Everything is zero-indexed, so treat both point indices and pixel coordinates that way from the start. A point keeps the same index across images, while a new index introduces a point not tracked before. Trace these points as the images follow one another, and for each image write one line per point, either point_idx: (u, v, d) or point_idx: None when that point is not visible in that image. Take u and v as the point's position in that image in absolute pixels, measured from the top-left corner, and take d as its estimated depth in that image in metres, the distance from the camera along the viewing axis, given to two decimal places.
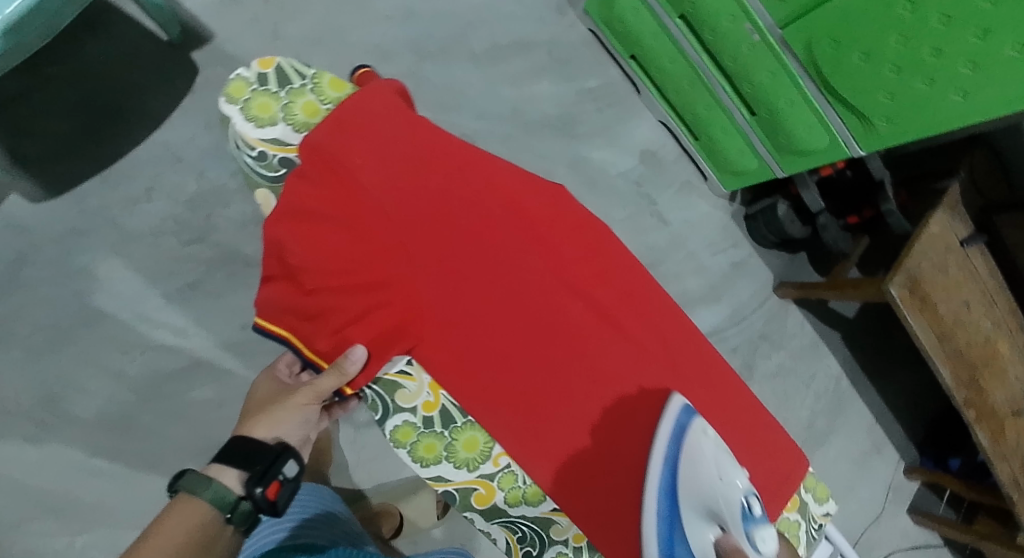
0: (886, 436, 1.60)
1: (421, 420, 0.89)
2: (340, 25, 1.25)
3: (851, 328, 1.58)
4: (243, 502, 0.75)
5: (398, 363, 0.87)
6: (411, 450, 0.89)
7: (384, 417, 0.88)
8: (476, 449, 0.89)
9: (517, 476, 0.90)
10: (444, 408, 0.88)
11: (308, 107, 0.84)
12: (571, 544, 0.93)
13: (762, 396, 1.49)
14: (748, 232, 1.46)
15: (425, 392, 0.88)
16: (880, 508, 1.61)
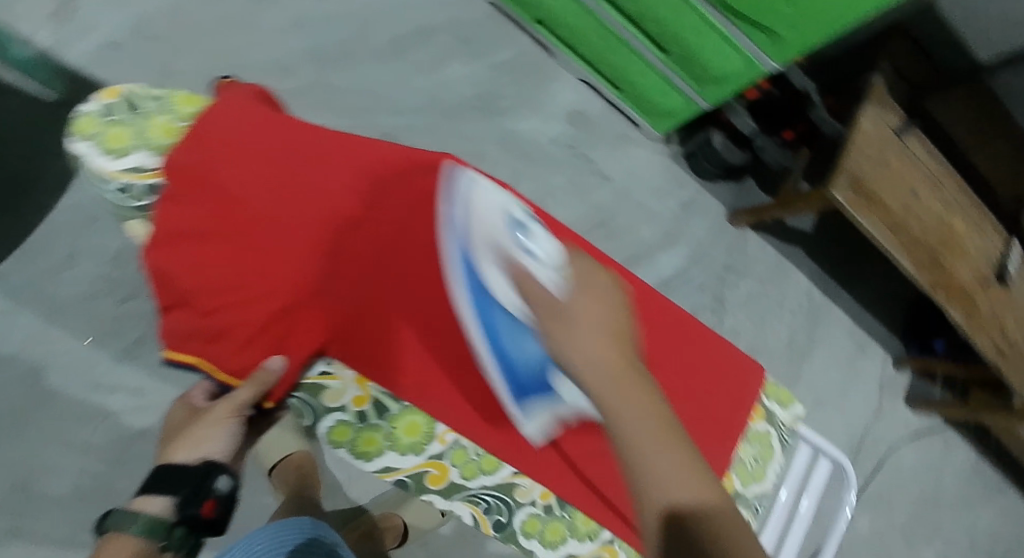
0: (869, 335, 1.67)
1: (354, 415, 0.82)
2: (233, 47, 1.20)
3: (813, 238, 1.65)
4: (178, 527, 0.69)
5: (317, 365, 0.81)
6: (352, 448, 0.82)
7: (315, 422, 0.82)
8: (418, 432, 0.83)
9: (469, 450, 0.84)
10: (377, 399, 0.83)
11: (164, 128, 0.76)
12: (540, 503, 0.87)
13: (740, 324, 1.58)
14: (694, 172, 1.56)
15: (352, 387, 0.82)
16: (878, 405, 1.66)
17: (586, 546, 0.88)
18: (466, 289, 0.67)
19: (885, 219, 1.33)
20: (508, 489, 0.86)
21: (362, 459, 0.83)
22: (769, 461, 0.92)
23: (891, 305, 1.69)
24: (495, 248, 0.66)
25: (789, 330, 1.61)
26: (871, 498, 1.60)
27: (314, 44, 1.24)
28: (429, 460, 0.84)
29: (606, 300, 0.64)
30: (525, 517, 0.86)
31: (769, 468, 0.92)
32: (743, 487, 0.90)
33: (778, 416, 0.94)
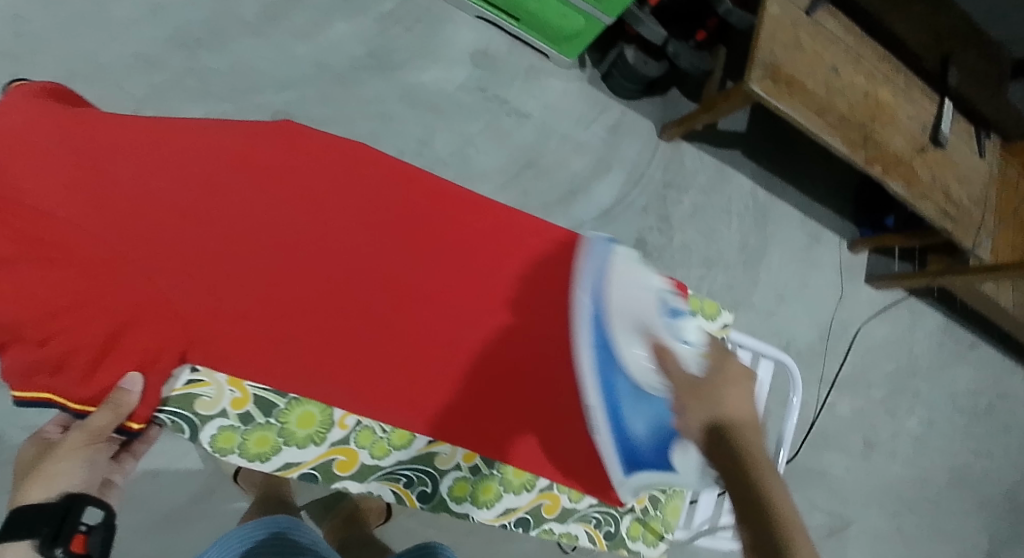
0: (821, 224, 1.63)
1: (237, 419, 0.77)
2: (89, 49, 1.17)
3: (749, 137, 1.59)
4: None
5: (181, 375, 0.74)
6: (242, 452, 0.78)
7: (195, 434, 0.76)
8: (314, 423, 0.80)
9: (375, 428, 0.83)
10: (257, 397, 0.78)
11: None
12: (465, 466, 0.87)
13: (690, 240, 1.54)
14: (613, 92, 1.50)
15: (227, 390, 0.77)
16: (841, 289, 1.63)
17: (525, 497, 0.89)
18: (593, 355, 0.73)
19: (808, 103, 1.33)
20: (429, 460, 0.85)
21: (257, 462, 0.79)
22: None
23: (837, 190, 1.66)
24: (635, 320, 0.72)
25: (740, 234, 1.57)
26: (847, 381, 1.61)
27: (176, 30, 1.22)
28: (334, 447, 0.82)
29: (750, 388, 0.70)
30: (453, 483, 0.87)
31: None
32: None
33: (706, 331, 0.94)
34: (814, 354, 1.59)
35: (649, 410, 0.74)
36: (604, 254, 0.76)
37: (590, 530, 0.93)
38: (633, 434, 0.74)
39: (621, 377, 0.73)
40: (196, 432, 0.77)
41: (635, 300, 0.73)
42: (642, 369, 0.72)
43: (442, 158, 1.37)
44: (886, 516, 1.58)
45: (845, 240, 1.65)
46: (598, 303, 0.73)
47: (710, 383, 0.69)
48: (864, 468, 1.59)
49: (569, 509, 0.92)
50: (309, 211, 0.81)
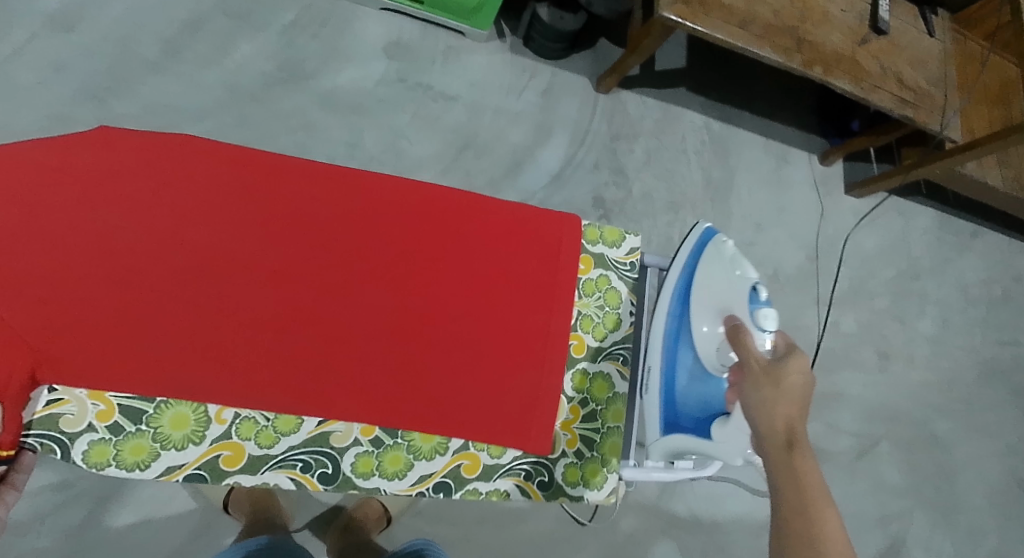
0: (787, 143, 1.55)
1: (107, 432, 0.91)
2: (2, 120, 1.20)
3: (693, 70, 1.52)
4: None
5: (42, 396, 0.89)
6: (119, 461, 0.91)
7: (68, 451, 0.89)
8: (188, 425, 0.93)
9: (258, 419, 0.95)
10: (123, 409, 0.92)
11: None
12: (364, 440, 0.99)
13: (651, 187, 1.47)
14: (538, 55, 1.45)
15: (91, 407, 0.91)
16: (821, 203, 1.56)
17: (438, 461, 1.01)
18: (674, 321, 1.08)
19: (728, 17, 1.32)
20: (322, 441, 0.97)
21: (136, 468, 0.91)
22: (616, 303, 1.13)
23: (797, 104, 1.58)
24: (724, 306, 1.03)
25: (703, 170, 1.49)
26: (846, 297, 1.53)
27: (80, 82, 1.25)
28: (217, 444, 0.94)
29: (806, 372, 0.94)
30: (356, 459, 0.98)
31: (620, 311, 1.13)
32: (601, 339, 1.11)
33: (609, 256, 1.15)
34: (805, 276, 1.52)
35: (717, 382, 1.02)
36: (710, 249, 1.08)
37: (520, 482, 1.04)
38: (692, 393, 1.04)
39: (689, 352, 1.06)
40: (70, 451, 0.90)
41: (721, 290, 1.04)
42: (707, 339, 1.03)
43: (374, 156, 1.35)
44: (916, 427, 1.50)
45: (815, 155, 1.57)
46: (686, 284, 1.09)
47: (777, 365, 0.94)
48: (884, 382, 1.51)
49: (492, 466, 1.03)
50: (183, 239, 0.98)
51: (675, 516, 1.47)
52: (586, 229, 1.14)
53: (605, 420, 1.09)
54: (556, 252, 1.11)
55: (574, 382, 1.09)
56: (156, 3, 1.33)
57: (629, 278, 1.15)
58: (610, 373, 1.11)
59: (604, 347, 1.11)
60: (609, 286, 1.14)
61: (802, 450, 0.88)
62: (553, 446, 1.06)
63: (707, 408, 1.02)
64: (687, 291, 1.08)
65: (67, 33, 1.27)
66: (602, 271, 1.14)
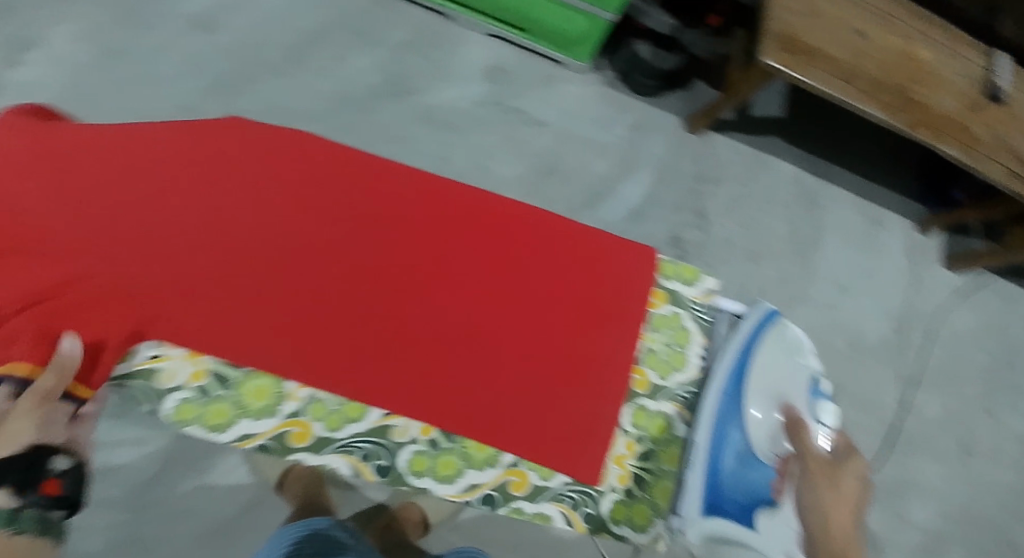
0: (883, 206, 1.50)
1: (195, 392, 0.92)
2: (136, 105, 1.33)
3: (790, 120, 1.50)
4: (26, 508, 0.78)
5: (144, 351, 0.92)
6: (201, 422, 0.92)
7: (158, 404, 0.91)
8: (267, 396, 0.94)
9: (327, 402, 0.95)
10: (214, 372, 0.93)
11: None
12: (421, 439, 0.96)
13: (733, 234, 1.44)
14: (634, 92, 1.48)
15: (185, 364, 0.93)
16: (913, 273, 1.48)
17: (489, 473, 0.96)
18: (727, 401, 0.98)
19: (832, 69, 1.28)
20: (383, 433, 0.95)
21: (214, 432, 0.92)
22: (685, 343, 1.06)
23: (896, 167, 1.53)
24: (776, 396, 0.98)
25: (789, 223, 1.46)
26: (933, 377, 1.43)
27: (210, 79, 1.38)
28: (288, 419, 0.94)
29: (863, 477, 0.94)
30: (411, 457, 0.95)
31: (689, 351, 1.05)
32: (665, 377, 1.04)
33: (684, 294, 1.08)
34: (888, 348, 1.43)
35: (762, 470, 0.95)
36: (771, 331, 1.02)
37: (565, 510, 0.96)
38: (737, 478, 0.95)
39: (739, 434, 0.97)
40: (160, 405, 0.91)
41: (775, 379, 0.99)
42: (761, 426, 0.96)
43: (460, 171, 1.40)
44: (996, 531, 1.37)
45: (913, 221, 1.51)
46: (741, 363, 1.00)
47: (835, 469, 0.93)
48: (964, 476, 1.39)
49: (540, 488, 0.96)
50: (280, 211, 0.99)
51: None
52: (662, 263, 1.09)
53: (659, 461, 1.00)
54: (627, 285, 1.07)
55: (633, 418, 1.01)
56: (285, 14, 1.45)
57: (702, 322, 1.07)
58: (670, 415, 1.02)
59: (667, 386, 1.03)
60: (679, 327, 1.06)
61: (851, 557, 0.88)
62: (602, 478, 0.98)
63: (753, 496, 0.94)
64: (743, 370, 1.00)
65: (207, 34, 1.41)
66: (672, 308, 1.06)
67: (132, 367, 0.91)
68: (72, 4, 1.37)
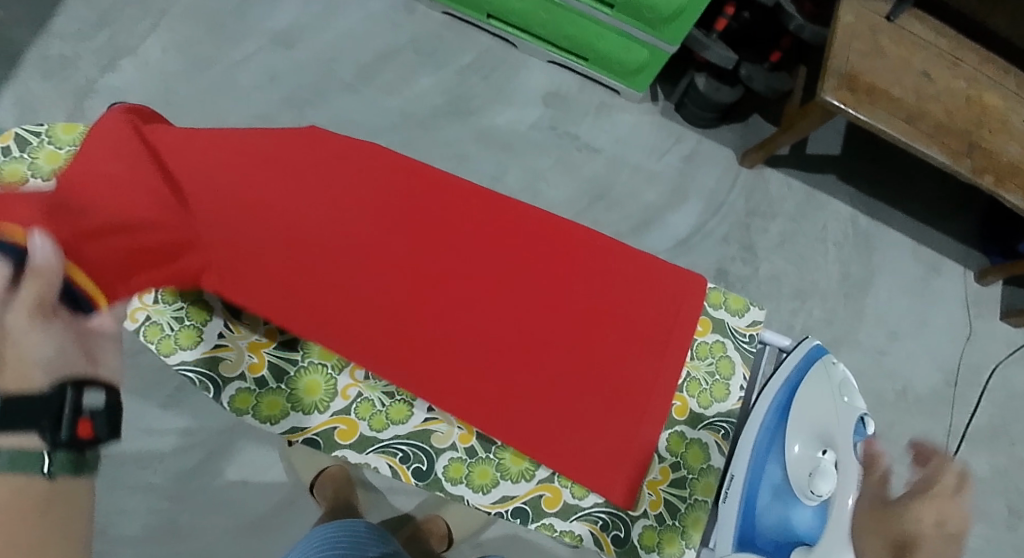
0: (940, 252, 1.46)
1: (254, 383, 0.95)
2: (214, 113, 1.42)
3: (848, 158, 1.48)
4: (58, 450, 0.54)
5: (211, 339, 0.94)
6: (256, 412, 0.94)
7: (218, 391, 0.93)
8: (320, 391, 0.96)
9: (374, 401, 0.96)
10: (272, 364, 0.96)
11: (49, 157, 0.99)
12: (460, 446, 0.95)
13: (781, 271, 1.43)
14: (688, 122, 1.48)
15: (247, 355, 0.95)
16: (970, 324, 1.43)
17: (523, 486, 0.94)
18: (766, 434, 0.96)
19: (895, 109, 1.26)
20: (425, 437, 0.95)
21: (268, 422, 0.94)
22: (729, 373, 1.01)
23: (957, 211, 1.48)
24: (822, 433, 0.92)
25: (840, 264, 1.44)
26: (983, 435, 1.37)
27: (284, 91, 1.45)
28: (337, 416, 0.96)
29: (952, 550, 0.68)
30: (449, 463, 0.94)
31: (731, 382, 1.01)
32: (705, 407, 0.99)
33: (729, 324, 1.03)
34: (937, 399, 1.38)
35: (803, 509, 0.89)
36: (817, 367, 0.97)
37: (595, 531, 0.93)
38: (770, 516, 0.91)
39: (777, 468, 0.94)
40: (219, 391, 0.93)
41: (823, 415, 0.92)
42: (798, 462, 0.92)
43: (513, 192, 1.44)
44: None
45: (972, 271, 1.46)
46: (785, 397, 0.98)
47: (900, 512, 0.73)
48: (1011, 542, 1.32)
49: (572, 505, 0.94)
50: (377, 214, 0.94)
51: None
52: (709, 292, 1.04)
53: (693, 491, 0.96)
54: (673, 310, 1.01)
55: (668, 443, 0.97)
56: (356, 31, 1.50)
57: (745, 353, 1.03)
58: (708, 444, 0.98)
59: (706, 416, 0.99)
60: (723, 356, 1.02)
61: None
62: (636, 502, 0.94)
63: (789, 532, 0.90)
64: (787, 405, 0.97)
65: (284, 48, 1.47)
66: (717, 337, 1.02)
67: (195, 354, 0.93)
68: (164, 14, 1.45)
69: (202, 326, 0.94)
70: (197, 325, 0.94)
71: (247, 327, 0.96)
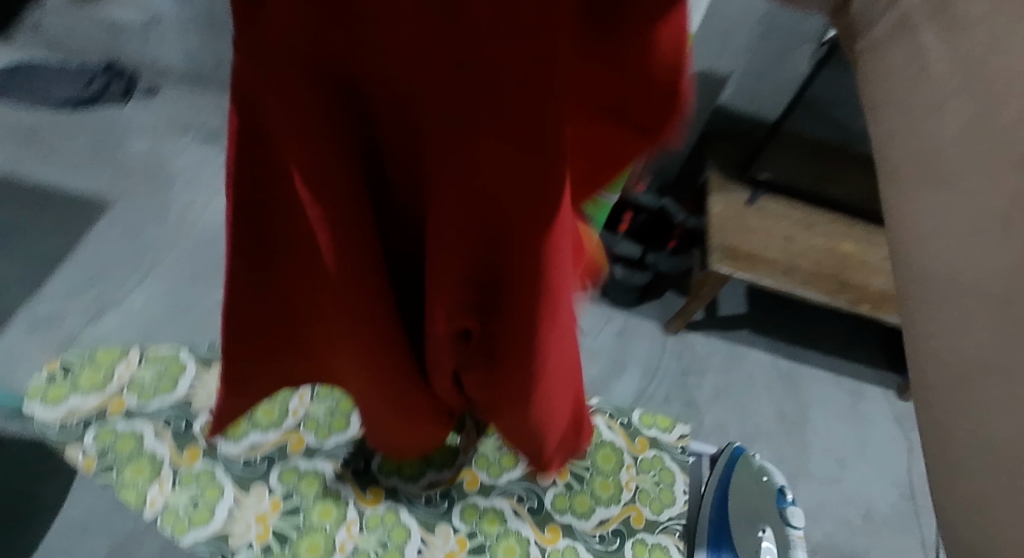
0: (858, 379, 1.65)
1: (260, 550, 0.96)
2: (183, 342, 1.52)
3: (756, 315, 1.71)
4: None
5: (221, 515, 0.98)
6: None
7: None
8: (319, 550, 0.97)
9: (369, 551, 0.98)
10: (275, 531, 0.97)
11: (88, 378, 1.07)
12: None
13: (725, 420, 1.57)
14: (613, 305, 1.71)
15: (253, 526, 0.97)
16: (906, 439, 1.59)
17: None
18: (714, 534, 1.04)
19: (773, 268, 1.51)
20: None
21: None
22: (672, 481, 1.10)
23: (861, 341, 1.70)
24: (754, 514, 1.03)
25: (774, 405, 1.60)
26: None
27: None
28: None
29: None
30: None
31: (675, 487, 1.10)
32: (657, 512, 1.07)
33: (663, 440, 1.14)
34: (902, 516, 1.51)
35: None
36: (739, 462, 1.09)
37: None
38: None
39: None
40: None
41: (753, 498, 1.05)
42: (746, 542, 1.01)
43: None
44: None
45: (892, 390, 1.64)
46: (721, 495, 1.07)
47: None
48: None
49: None
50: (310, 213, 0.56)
51: None
52: (641, 415, 1.16)
53: None
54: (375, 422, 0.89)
55: (634, 551, 1.03)
56: None
57: (683, 463, 1.13)
58: (668, 545, 1.04)
59: (661, 521, 1.06)
60: (664, 469, 1.11)
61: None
62: None
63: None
64: (724, 499, 1.06)
65: None
66: (656, 454, 1.13)
67: (207, 532, 0.97)
68: None
69: (212, 507, 0.98)
70: (210, 505, 0.98)
71: (254, 499, 0.99)
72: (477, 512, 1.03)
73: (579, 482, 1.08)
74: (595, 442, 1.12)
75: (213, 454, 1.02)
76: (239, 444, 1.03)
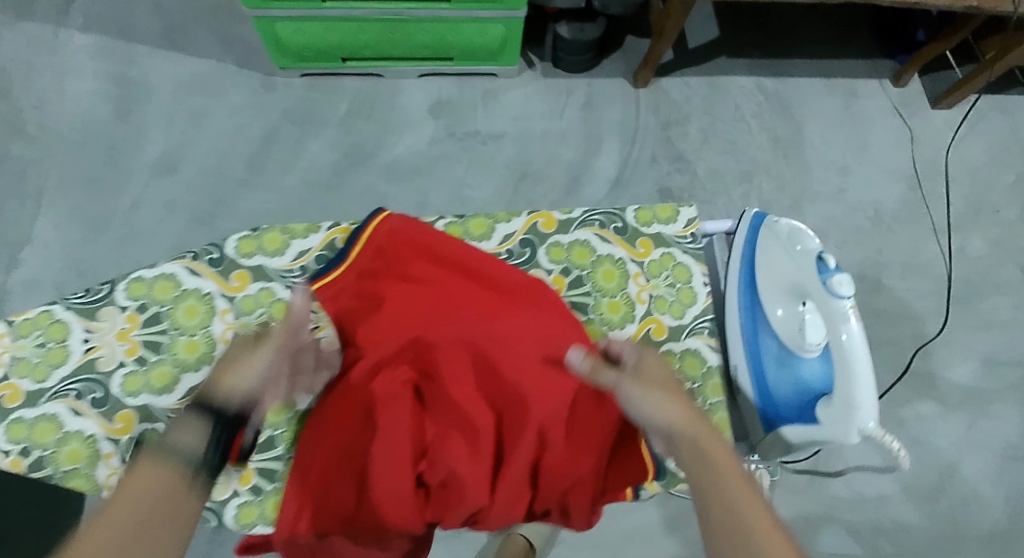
0: (851, 77, 1.48)
1: (249, 493, 0.88)
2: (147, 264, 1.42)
3: (726, 40, 1.50)
4: None
5: None
6: (264, 519, 0.87)
7: (220, 518, 0.87)
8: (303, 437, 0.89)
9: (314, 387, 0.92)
10: (261, 470, 0.88)
11: (43, 427, 0.87)
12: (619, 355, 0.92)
13: (719, 167, 1.43)
14: (570, 72, 1.51)
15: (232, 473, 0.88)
16: (906, 125, 1.47)
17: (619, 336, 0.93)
18: (745, 303, 0.96)
19: None
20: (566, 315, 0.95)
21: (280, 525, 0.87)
22: (688, 277, 0.96)
23: (849, 38, 1.51)
24: (796, 287, 0.90)
25: (766, 131, 1.45)
26: (967, 218, 1.42)
27: (189, 215, 1.45)
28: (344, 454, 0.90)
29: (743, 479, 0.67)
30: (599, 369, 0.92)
31: (694, 284, 0.95)
32: (680, 317, 0.94)
33: (668, 234, 0.97)
34: (911, 209, 1.41)
35: (809, 363, 0.89)
36: (758, 233, 0.96)
37: None
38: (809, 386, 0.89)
39: (772, 339, 0.93)
40: (220, 517, 0.87)
41: (786, 270, 0.91)
42: (786, 322, 0.91)
43: (444, 209, 1.43)
44: None
45: (886, 78, 1.49)
46: (750, 270, 0.97)
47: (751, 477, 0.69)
48: None
49: None
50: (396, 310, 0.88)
51: (839, 500, 1.27)
52: (636, 212, 0.98)
53: (706, 397, 0.90)
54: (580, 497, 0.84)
55: None
56: (234, 128, 1.50)
57: (696, 252, 0.97)
58: (699, 349, 0.93)
59: (686, 324, 0.94)
60: (678, 266, 0.96)
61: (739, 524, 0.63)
62: None
63: (807, 393, 0.88)
64: (752, 278, 0.96)
65: (168, 174, 1.47)
66: (664, 251, 0.96)
67: None
68: (42, 193, 1.45)
69: (91, 471, 0.86)
70: None
71: None
72: (564, 249, 0.96)
73: (585, 314, 0.94)
74: (591, 261, 0.95)
75: (149, 414, 0.89)
76: (173, 393, 0.90)
